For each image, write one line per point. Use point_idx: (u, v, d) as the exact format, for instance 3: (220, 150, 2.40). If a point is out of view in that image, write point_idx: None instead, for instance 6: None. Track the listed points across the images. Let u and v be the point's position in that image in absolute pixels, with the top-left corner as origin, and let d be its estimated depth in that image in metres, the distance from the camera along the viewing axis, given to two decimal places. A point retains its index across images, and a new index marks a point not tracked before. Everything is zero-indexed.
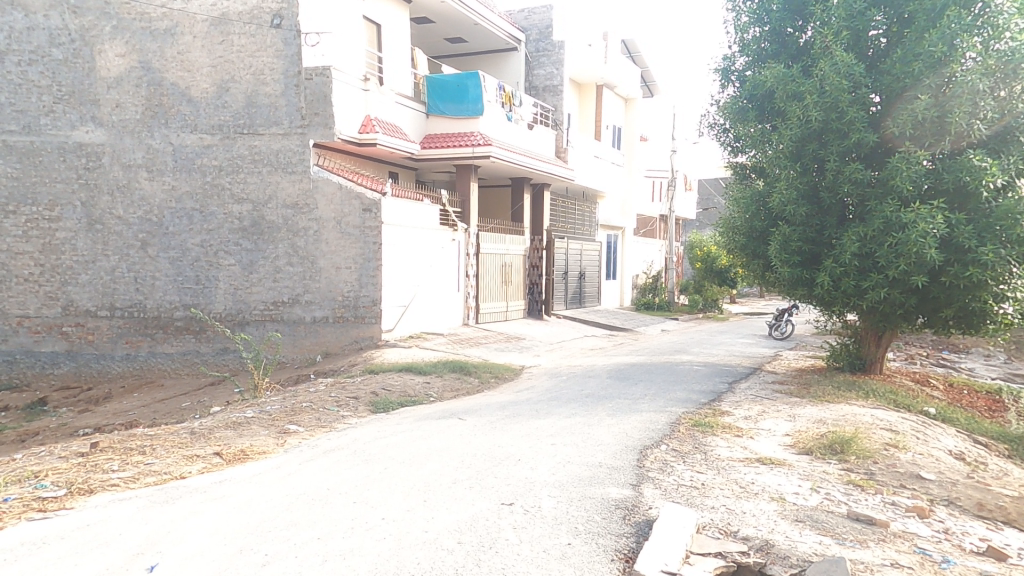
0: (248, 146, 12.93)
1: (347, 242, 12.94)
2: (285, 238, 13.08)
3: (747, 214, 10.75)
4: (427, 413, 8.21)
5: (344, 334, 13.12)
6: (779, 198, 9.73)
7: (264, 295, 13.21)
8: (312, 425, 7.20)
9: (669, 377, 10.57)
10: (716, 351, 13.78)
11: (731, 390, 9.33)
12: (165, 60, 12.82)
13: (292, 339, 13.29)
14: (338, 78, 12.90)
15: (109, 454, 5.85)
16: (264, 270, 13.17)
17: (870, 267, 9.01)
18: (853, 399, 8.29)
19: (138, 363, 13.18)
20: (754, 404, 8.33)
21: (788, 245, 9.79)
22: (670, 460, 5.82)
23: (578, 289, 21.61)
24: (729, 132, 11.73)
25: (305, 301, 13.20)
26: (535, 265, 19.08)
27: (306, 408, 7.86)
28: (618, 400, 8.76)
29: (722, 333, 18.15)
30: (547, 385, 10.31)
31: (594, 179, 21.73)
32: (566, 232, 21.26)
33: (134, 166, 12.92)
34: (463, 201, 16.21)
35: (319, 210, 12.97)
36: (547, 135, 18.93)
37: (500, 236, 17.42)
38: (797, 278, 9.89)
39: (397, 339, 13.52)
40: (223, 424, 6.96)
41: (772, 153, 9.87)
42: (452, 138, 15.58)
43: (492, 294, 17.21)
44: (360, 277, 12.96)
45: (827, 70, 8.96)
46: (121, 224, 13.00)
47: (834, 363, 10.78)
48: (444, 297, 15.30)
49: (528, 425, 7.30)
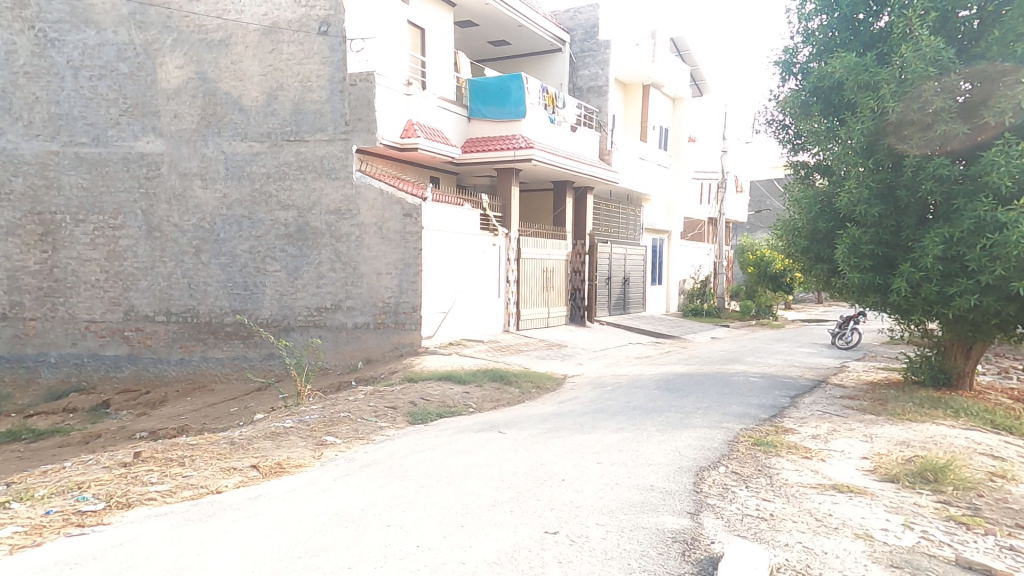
0: (295, 153, 13.12)
1: (388, 248, 12.91)
2: (328, 244, 13.18)
3: (810, 215, 9.99)
4: (466, 425, 7.90)
5: (384, 341, 13.08)
6: (848, 198, 8.96)
7: (308, 300, 13.35)
8: (349, 436, 7.02)
9: (724, 389, 9.85)
10: (774, 362, 12.87)
11: (795, 405, 8.56)
12: (219, 71, 13.22)
13: (334, 344, 13.35)
14: (380, 83, 12.94)
15: (150, 465, 5.82)
16: (309, 276, 13.32)
17: (957, 272, 8.20)
18: (940, 419, 7.45)
19: (192, 367, 13.57)
20: (823, 422, 7.57)
21: (858, 248, 9.00)
22: (731, 485, 5.25)
23: (622, 295, 20.92)
24: (790, 129, 11.03)
25: (347, 307, 13.24)
26: (577, 270, 18.58)
27: (345, 416, 7.72)
28: (669, 413, 8.19)
29: (778, 342, 17.06)
30: (593, 396, 9.82)
31: (639, 182, 21.05)
32: (610, 236, 20.64)
33: (189, 175, 13.35)
34: (504, 205, 15.97)
35: (361, 216, 13.01)
36: (591, 136, 18.44)
37: (541, 240, 17.04)
38: (869, 284, 9.08)
39: (437, 345, 13.35)
40: (263, 433, 6.87)
41: (840, 149, 9.11)
42: (493, 142, 15.38)
43: (534, 300, 16.84)
44: (401, 282, 12.90)
45: (908, 55, 8.12)
46: (177, 231, 13.45)
47: (913, 377, 9.81)
48: (484, 303, 15.05)
49: (572, 441, 6.86)
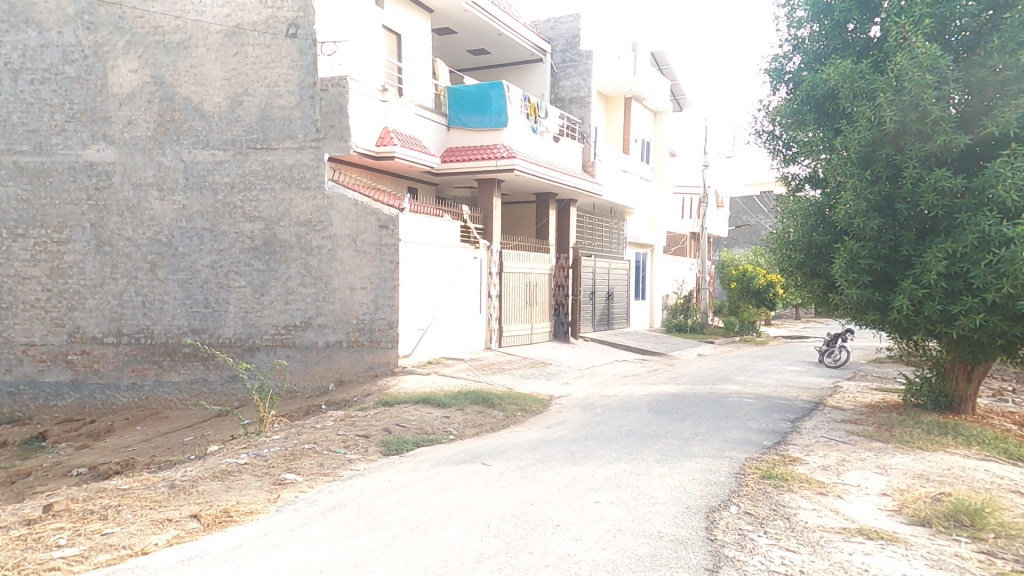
0: (261, 162, 12.33)
1: (363, 261, 12.21)
2: (298, 258, 12.40)
3: (805, 228, 9.67)
4: (446, 456, 7.14)
5: (358, 360, 12.29)
6: (845, 211, 8.64)
7: (276, 318, 12.49)
8: (312, 473, 6.22)
9: (719, 413, 9.32)
10: (766, 381, 12.46)
11: (797, 431, 8.08)
12: (178, 75, 12.40)
13: (304, 365, 12.49)
14: (355, 88, 12.29)
15: (62, 523, 4.92)
16: (276, 291, 12.47)
17: (961, 289, 7.90)
18: (951, 447, 7.05)
19: (144, 393, 12.47)
20: (831, 451, 7.07)
21: (855, 263, 8.65)
22: (747, 530, 4.66)
23: (606, 310, 20.45)
24: (780, 139, 10.75)
25: (318, 324, 12.44)
26: (561, 284, 18.05)
27: (308, 450, 6.92)
28: (665, 440, 7.61)
29: (766, 358, 16.76)
30: (582, 421, 9.17)
31: (622, 195, 20.75)
32: (594, 250, 20.21)
33: (145, 185, 12.42)
34: (486, 217, 15.39)
35: (334, 228, 12.30)
36: (573, 147, 18.06)
37: (524, 253, 16.49)
38: (867, 300, 8.72)
39: (415, 364, 12.60)
40: (209, 474, 6.02)
41: (835, 160, 8.80)
42: (474, 151, 14.84)
43: (517, 316, 16.22)
44: (376, 298, 12.18)
45: (905, 63, 7.84)
46: (130, 245, 12.45)
47: (914, 401, 9.45)
48: (465, 318, 14.36)
49: (562, 474, 6.20)
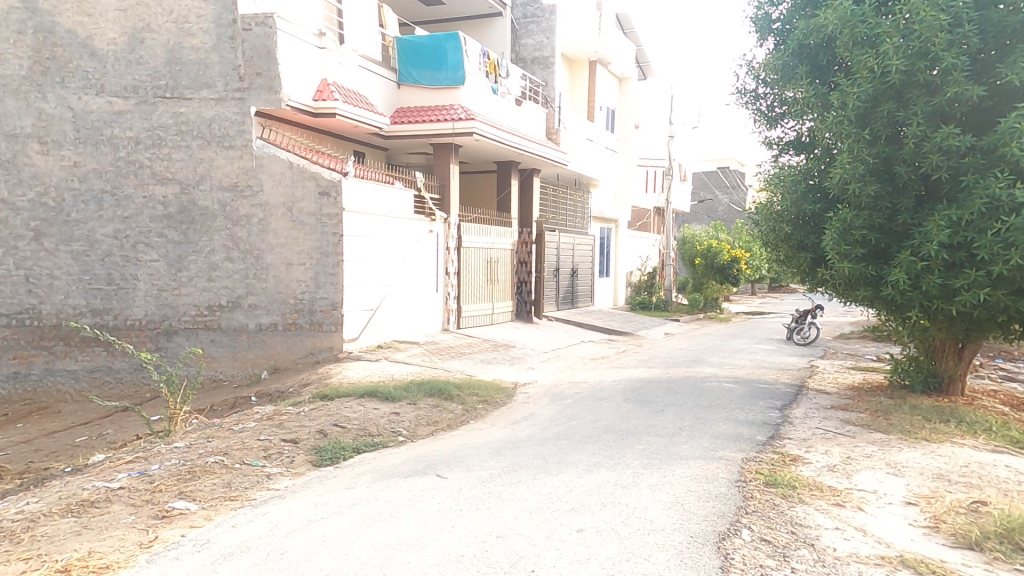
0: (172, 114, 10.44)
1: (300, 234, 10.65)
2: (222, 228, 10.69)
3: (794, 197, 8.87)
4: (393, 466, 5.89)
5: (296, 345, 10.82)
6: (840, 174, 7.81)
7: (196, 297, 10.78)
8: (211, 495, 4.86)
9: (700, 402, 8.51)
10: (740, 362, 11.81)
11: (788, 422, 7.32)
12: (58, 2, 10.25)
13: (231, 351, 10.89)
14: (285, 29, 10.51)
15: None
16: (196, 267, 10.74)
17: (963, 261, 7.20)
18: (957, 437, 6.40)
19: (31, 384, 10.56)
20: (832, 447, 6.27)
21: (848, 234, 7.93)
22: (771, 568, 3.68)
23: (571, 288, 19.49)
24: (765, 97, 9.81)
25: (248, 305, 10.84)
26: (524, 261, 16.74)
27: (212, 462, 5.51)
28: (648, 439, 6.70)
29: (734, 336, 16.31)
30: (552, 415, 8.13)
31: (588, 166, 19.63)
32: (558, 224, 19.11)
33: (21, 136, 10.34)
34: (443, 186, 13.94)
35: (264, 194, 10.63)
36: (537, 112, 16.72)
37: (485, 227, 15.18)
38: (859, 276, 8.00)
39: (363, 349, 11.21)
40: (64, 508, 4.56)
41: (830, 118, 7.93)
42: (428, 112, 13.28)
43: (477, 295, 14.97)
44: (316, 275, 10.68)
45: (915, 2, 6.96)
46: (7, 209, 10.41)
47: (900, 381, 8.87)
48: (420, 298, 13.02)
49: (533, 490, 5.09)
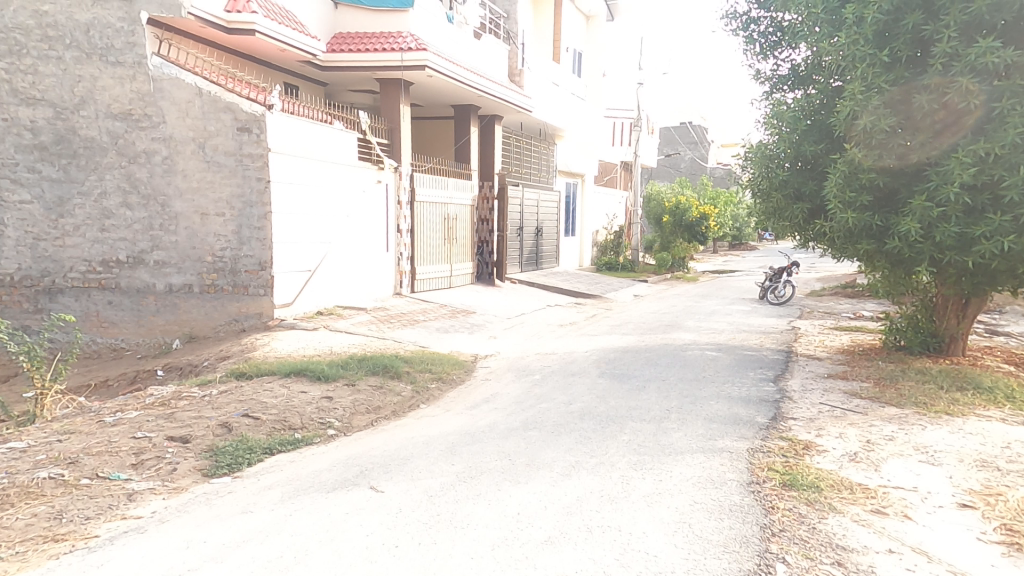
0: (34, 13, 8.46)
1: (215, 176, 8.84)
2: (114, 165, 8.82)
3: (792, 138, 7.73)
4: (312, 475, 4.50)
5: (216, 311, 9.15)
6: (848, 107, 6.66)
7: (86, 251, 8.97)
8: (21, 535, 3.41)
9: (685, 375, 7.51)
10: (719, 326, 10.96)
11: (788, 397, 6.39)
12: None
13: (134, 315, 9.15)
14: None
15: None
16: (84, 213, 8.89)
17: (985, 206, 6.18)
18: (982, 410, 5.58)
19: None
20: (846, 428, 5.29)
21: (855, 177, 6.85)
22: None
23: (535, 247, 18.19)
24: (762, 22, 8.47)
25: (154, 261, 9.05)
26: (485, 218, 15.25)
27: (41, 480, 4.05)
28: (632, 426, 5.64)
29: (705, 297, 15.52)
30: (517, 395, 6.95)
31: (555, 113, 17.99)
32: (522, 177, 17.57)
33: None
34: (392, 129, 12.10)
35: (166, 126, 8.73)
36: (499, 49, 14.88)
37: (442, 178, 13.51)
38: (863, 227, 6.96)
39: (298, 316, 9.62)
40: None
41: (843, 38, 6.69)
42: (371, 39, 11.31)
43: (433, 255, 13.44)
44: (238, 228, 8.93)
45: None
46: None
47: (896, 342, 8.04)
48: (366, 258, 11.40)
49: (494, 509, 3.86)
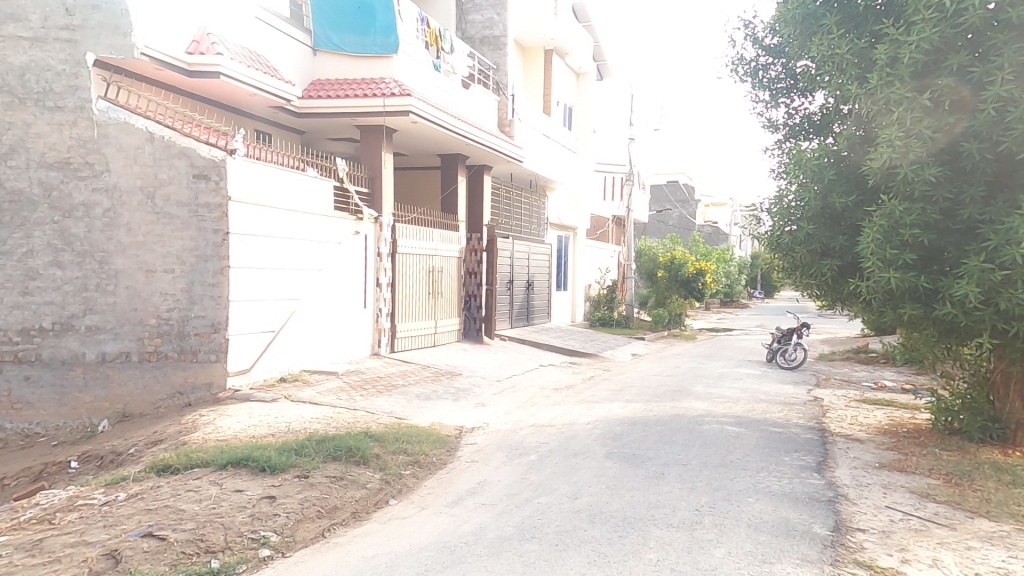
0: None
1: (164, 228, 7.78)
2: (46, 219, 7.72)
3: (816, 188, 6.89)
4: None
5: (157, 383, 7.84)
6: (886, 153, 5.85)
7: (4, 317, 7.71)
8: None
9: (710, 459, 6.30)
10: (732, 393, 9.83)
11: (844, 494, 5.20)
12: None
13: (56, 392, 7.80)
14: None
15: None
16: (4, 274, 7.69)
17: None
18: None
19: None
20: (938, 551, 4.11)
21: (896, 233, 5.93)
22: None
23: (525, 302, 17.18)
24: (773, 69, 7.92)
25: (85, 327, 7.79)
26: (473, 271, 14.25)
27: None
28: (660, 535, 4.42)
29: (709, 359, 14.46)
30: (511, 487, 5.68)
31: (546, 165, 17.49)
32: (511, 229, 16.81)
33: None
34: (373, 177, 11.23)
35: (109, 174, 7.74)
36: (487, 99, 14.43)
37: (426, 229, 12.57)
38: (907, 290, 5.98)
39: (255, 385, 8.30)
40: None
41: (876, 79, 5.95)
42: (352, 84, 10.65)
43: (415, 312, 12.29)
44: (187, 285, 7.78)
45: None
46: None
47: (948, 425, 6.99)
48: (339, 316, 10.21)
49: None
